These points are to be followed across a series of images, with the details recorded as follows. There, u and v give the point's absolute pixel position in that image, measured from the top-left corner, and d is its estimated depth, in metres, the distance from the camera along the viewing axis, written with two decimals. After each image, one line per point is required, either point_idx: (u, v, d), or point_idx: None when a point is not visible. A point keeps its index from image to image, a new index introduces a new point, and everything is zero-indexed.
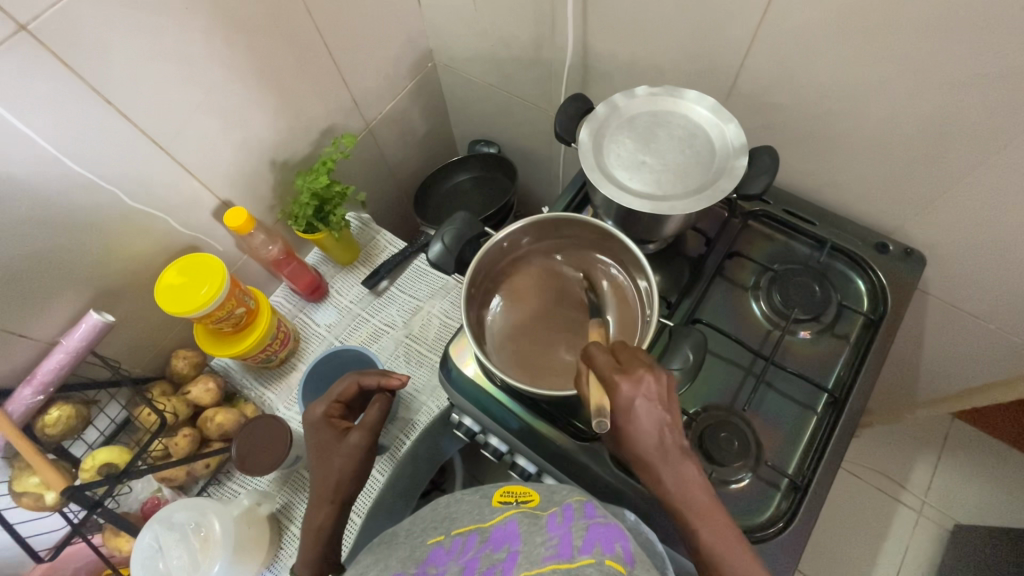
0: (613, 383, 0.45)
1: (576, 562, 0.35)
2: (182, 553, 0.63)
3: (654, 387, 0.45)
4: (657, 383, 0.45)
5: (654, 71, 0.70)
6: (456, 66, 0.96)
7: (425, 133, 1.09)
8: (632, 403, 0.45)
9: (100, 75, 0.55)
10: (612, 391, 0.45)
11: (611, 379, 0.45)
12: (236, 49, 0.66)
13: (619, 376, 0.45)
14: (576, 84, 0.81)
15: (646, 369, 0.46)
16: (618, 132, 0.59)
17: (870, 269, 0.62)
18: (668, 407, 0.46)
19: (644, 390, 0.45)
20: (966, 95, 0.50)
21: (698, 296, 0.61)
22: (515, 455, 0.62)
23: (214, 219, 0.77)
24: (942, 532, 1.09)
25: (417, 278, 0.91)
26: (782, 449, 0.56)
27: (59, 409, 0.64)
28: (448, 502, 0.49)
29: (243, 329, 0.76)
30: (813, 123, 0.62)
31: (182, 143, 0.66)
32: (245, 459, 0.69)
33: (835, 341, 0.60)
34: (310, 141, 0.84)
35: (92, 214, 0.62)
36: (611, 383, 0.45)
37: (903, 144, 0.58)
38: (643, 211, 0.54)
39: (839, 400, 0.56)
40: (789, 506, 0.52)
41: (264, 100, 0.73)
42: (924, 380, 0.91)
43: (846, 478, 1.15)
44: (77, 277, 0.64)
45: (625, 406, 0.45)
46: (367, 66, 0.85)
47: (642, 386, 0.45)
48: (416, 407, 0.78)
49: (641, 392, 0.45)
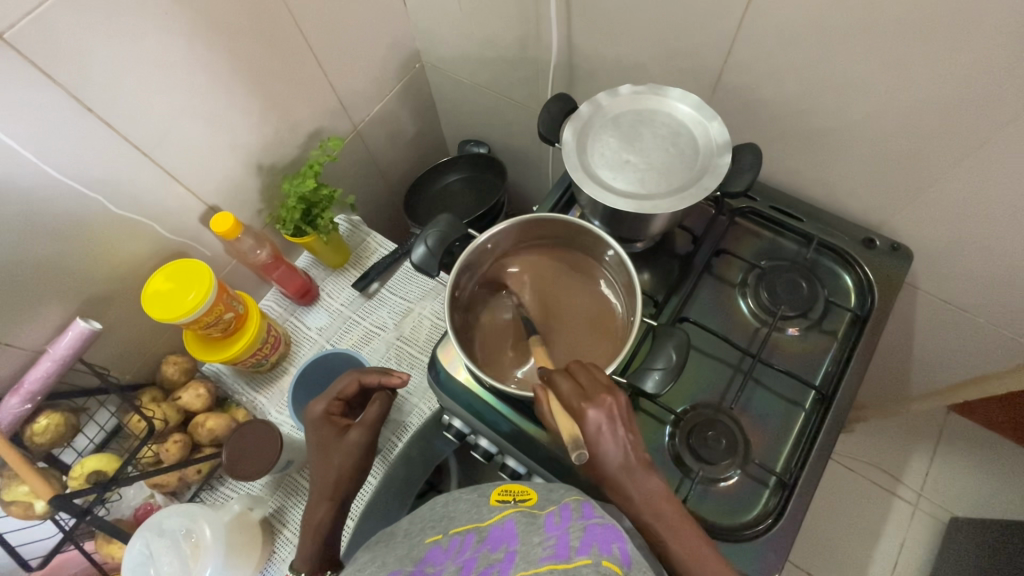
0: (579, 411, 0.46)
1: (573, 562, 0.35)
2: (173, 559, 0.63)
3: (616, 405, 0.47)
4: (619, 403, 0.47)
5: (638, 69, 0.70)
6: (444, 66, 0.96)
7: (414, 134, 1.08)
8: (600, 425, 0.46)
9: (80, 82, 0.55)
10: (580, 418, 0.46)
11: (578, 406, 0.46)
12: (219, 53, 0.65)
13: (585, 403, 0.46)
14: (562, 84, 0.81)
15: (607, 391, 0.47)
16: (602, 132, 0.59)
17: (858, 264, 0.62)
18: (629, 426, 0.47)
19: (608, 411, 0.46)
20: (948, 91, 0.51)
21: (686, 294, 0.61)
22: (505, 456, 0.63)
23: (201, 224, 0.76)
24: (939, 525, 1.09)
25: (407, 280, 0.90)
26: (770, 446, 0.55)
27: (47, 417, 0.64)
28: (446, 501, 0.49)
29: (233, 334, 0.76)
30: (801, 118, 0.61)
31: (167, 148, 0.66)
32: (238, 464, 0.69)
33: (823, 337, 0.60)
34: (298, 144, 0.84)
35: (77, 221, 0.62)
36: (577, 411, 0.46)
37: (887, 140, 0.58)
38: (627, 210, 0.54)
39: (826, 396, 0.56)
40: (777, 503, 0.52)
41: (250, 104, 0.73)
42: (916, 373, 0.91)
43: (840, 471, 1.15)
44: (64, 285, 0.64)
45: (593, 430, 0.46)
46: (354, 67, 0.85)
47: (607, 409, 0.46)
48: (407, 409, 0.78)
49: (605, 415, 0.46)
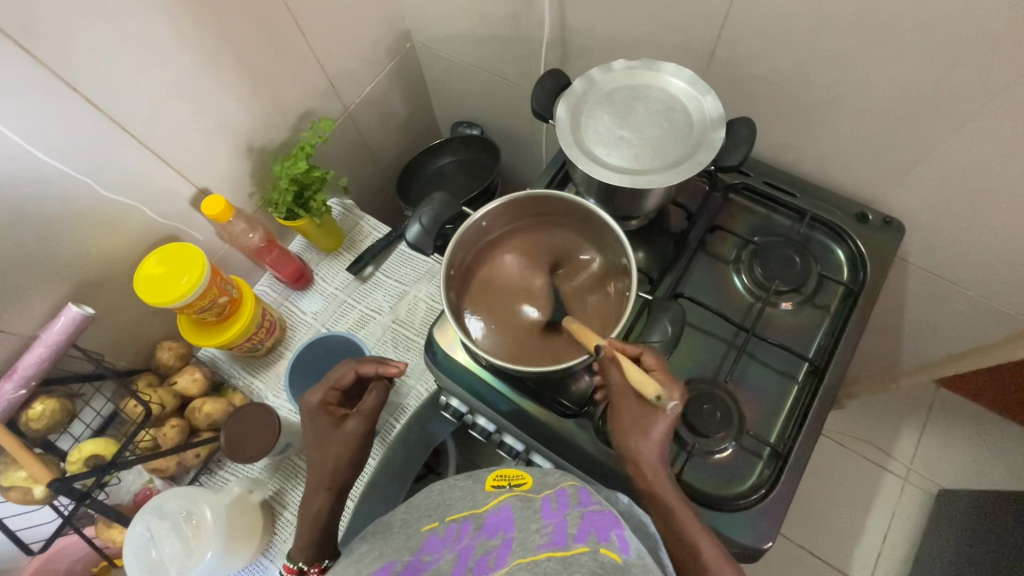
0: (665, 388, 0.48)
1: (570, 550, 0.36)
2: (175, 542, 0.64)
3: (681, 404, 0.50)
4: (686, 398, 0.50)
5: (631, 45, 0.69)
6: (435, 45, 0.94)
7: (406, 116, 1.07)
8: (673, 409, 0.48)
9: (62, 60, 0.54)
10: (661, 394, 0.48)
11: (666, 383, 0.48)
12: (205, 31, 0.64)
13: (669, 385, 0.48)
14: (555, 61, 0.80)
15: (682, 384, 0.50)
16: (595, 108, 0.58)
17: (850, 239, 0.62)
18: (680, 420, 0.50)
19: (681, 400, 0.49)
20: (941, 62, 0.50)
21: (681, 271, 0.61)
22: (503, 434, 0.63)
23: (192, 208, 0.75)
24: (928, 498, 1.12)
25: (402, 262, 0.90)
26: (764, 419, 0.56)
27: (43, 403, 0.64)
28: (442, 489, 0.49)
29: (228, 318, 0.76)
30: (795, 91, 0.61)
31: (154, 130, 0.65)
32: (236, 448, 0.69)
33: (816, 312, 0.60)
34: (288, 126, 0.83)
35: (66, 204, 0.61)
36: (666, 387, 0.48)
37: (880, 113, 0.58)
38: (622, 185, 0.53)
39: (819, 368, 0.56)
40: (771, 474, 0.53)
41: (238, 85, 0.71)
42: (907, 348, 0.92)
43: (832, 447, 1.17)
44: (54, 270, 0.64)
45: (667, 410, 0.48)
46: (343, 47, 0.84)
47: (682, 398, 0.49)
48: (405, 391, 0.78)
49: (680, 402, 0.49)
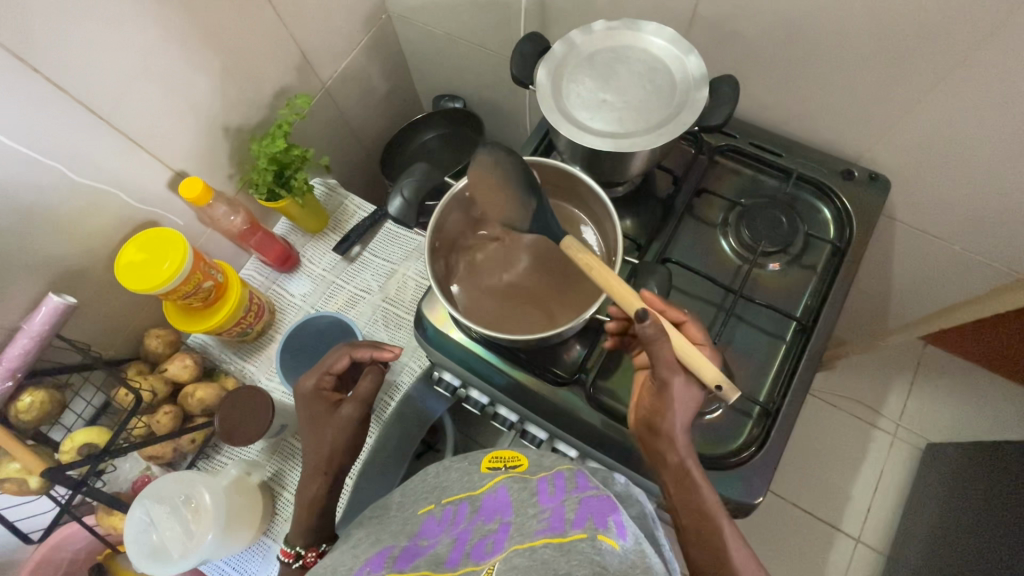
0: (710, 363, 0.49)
1: (568, 536, 0.35)
2: (174, 525, 0.64)
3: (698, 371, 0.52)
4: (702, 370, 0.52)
5: (612, 5, 0.68)
6: (411, 15, 0.91)
7: (385, 90, 1.05)
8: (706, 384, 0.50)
9: (19, 38, 0.51)
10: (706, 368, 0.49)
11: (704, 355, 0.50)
12: (168, 6, 0.61)
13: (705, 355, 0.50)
14: (535, 25, 0.78)
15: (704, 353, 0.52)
16: (577, 71, 0.57)
17: (836, 197, 0.62)
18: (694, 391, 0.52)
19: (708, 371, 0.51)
20: (923, 12, 0.49)
21: (669, 235, 0.61)
22: (497, 406, 0.63)
23: (169, 192, 0.74)
24: (916, 452, 1.14)
25: (389, 241, 0.89)
26: (753, 379, 0.57)
27: (31, 395, 0.63)
28: (438, 471, 0.50)
29: (215, 303, 0.75)
30: (780, 47, 0.60)
31: (123, 111, 0.63)
32: (232, 432, 0.69)
33: (804, 272, 0.60)
34: (264, 104, 0.81)
35: (37, 191, 0.59)
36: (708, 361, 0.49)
37: (863, 68, 0.57)
38: (605, 150, 0.53)
39: (807, 327, 0.57)
40: (761, 432, 0.54)
41: (208, 62, 0.69)
42: (894, 306, 0.93)
43: (822, 407, 1.20)
44: (32, 259, 0.62)
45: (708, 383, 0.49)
46: (316, 20, 0.81)
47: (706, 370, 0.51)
48: (398, 368, 0.78)
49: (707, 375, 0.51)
